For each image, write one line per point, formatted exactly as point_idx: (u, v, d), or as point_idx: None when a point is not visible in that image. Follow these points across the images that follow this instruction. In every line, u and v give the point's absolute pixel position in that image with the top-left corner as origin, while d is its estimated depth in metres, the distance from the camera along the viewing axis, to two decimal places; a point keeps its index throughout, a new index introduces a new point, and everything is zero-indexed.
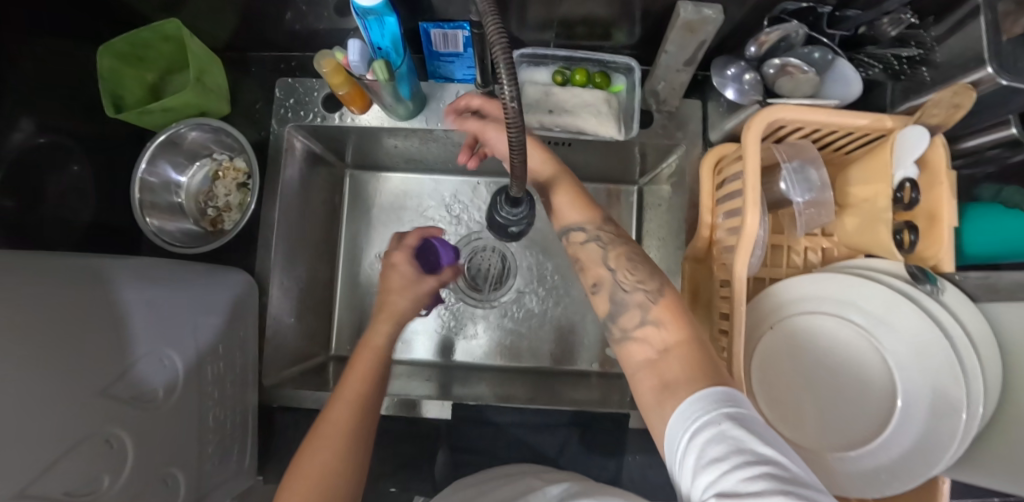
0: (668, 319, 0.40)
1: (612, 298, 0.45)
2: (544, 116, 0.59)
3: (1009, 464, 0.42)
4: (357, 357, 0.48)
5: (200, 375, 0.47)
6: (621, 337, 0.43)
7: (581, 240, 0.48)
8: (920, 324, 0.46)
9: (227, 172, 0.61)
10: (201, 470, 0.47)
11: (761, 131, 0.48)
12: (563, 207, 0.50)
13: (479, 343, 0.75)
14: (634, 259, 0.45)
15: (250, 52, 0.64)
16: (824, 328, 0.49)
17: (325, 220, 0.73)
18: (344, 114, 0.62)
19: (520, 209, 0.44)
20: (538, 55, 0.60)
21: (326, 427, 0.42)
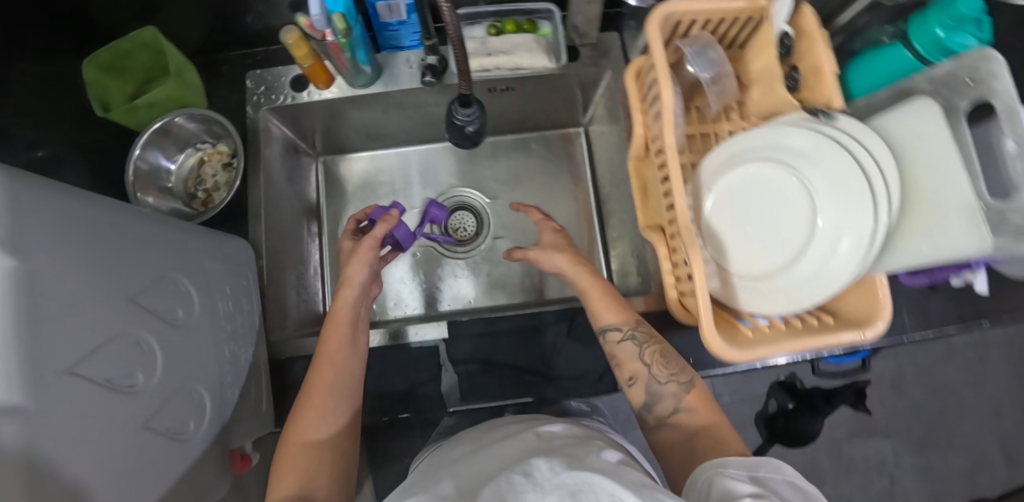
0: (698, 409, 0.52)
1: (647, 390, 0.54)
2: (483, 59, 0.68)
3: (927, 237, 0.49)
4: (331, 327, 0.56)
5: (211, 312, 0.52)
6: (657, 423, 0.53)
7: (619, 338, 0.57)
8: (834, 157, 0.53)
9: (212, 156, 0.68)
10: (222, 397, 0.52)
11: (659, 25, 0.55)
12: (605, 316, 0.58)
13: (465, 289, 0.81)
14: (667, 353, 0.55)
15: (218, 54, 0.72)
16: (754, 178, 0.57)
17: (306, 201, 0.80)
18: (311, 92, 0.70)
19: (472, 110, 0.53)
20: (472, 14, 0.68)
21: (312, 388, 0.52)
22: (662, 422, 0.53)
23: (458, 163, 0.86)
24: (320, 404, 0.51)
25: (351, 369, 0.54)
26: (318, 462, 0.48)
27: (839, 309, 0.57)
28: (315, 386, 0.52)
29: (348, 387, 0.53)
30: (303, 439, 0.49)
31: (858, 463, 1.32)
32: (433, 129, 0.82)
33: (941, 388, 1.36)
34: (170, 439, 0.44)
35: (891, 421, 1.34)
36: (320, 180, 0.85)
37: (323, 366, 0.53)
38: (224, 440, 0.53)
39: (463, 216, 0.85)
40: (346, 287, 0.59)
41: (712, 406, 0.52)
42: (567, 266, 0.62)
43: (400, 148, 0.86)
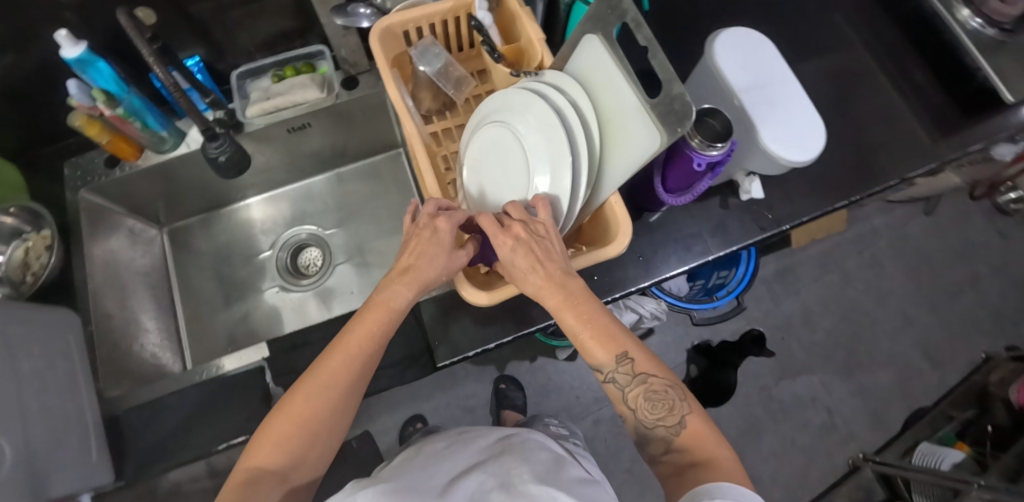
0: (692, 449, 0.47)
1: (636, 429, 0.51)
2: (264, 102, 0.74)
3: (623, 147, 0.54)
4: (367, 310, 0.50)
5: (14, 368, 0.56)
6: (652, 460, 0.51)
7: (602, 379, 0.52)
8: (533, 108, 0.57)
9: (35, 241, 0.71)
10: (29, 446, 0.55)
11: (378, 37, 0.62)
12: (587, 348, 0.51)
13: (312, 311, 0.89)
14: (652, 396, 0.50)
15: (37, 151, 0.80)
16: (488, 143, 0.61)
17: (151, 268, 0.86)
18: (123, 166, 0.77)
19: (219, 141, 0.63)
20: (254, 69, 0.78)
21: (330, 372, 0.48)
22: (654, 458, 0.50)
23: (294, 206, 0.94)
24: (324, 395, 0.47)
25: (363, 363, 0.49)
26: (312, 449, 0.47)
27: (595, 238, 0.63)
28: (328, 368, 0.48)
29: (350, 387, 0.49)
30: (303, 427, 0.46)
31: (790, 403, 1.36)
32: (262, 179, 0.89)
33: (850, 312, 1.42)
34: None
35: (811, 356, 1.39)
36: (166, 252, 0.90)
37: (334, 351, 0.48)
38: (38, 487, 0.56)
39: (312, 252, 0.92)
40: (399, 280, 0.50)
41: (712, 443, 0.47)
42: (536, 290, 0.52)
43: (267, 194, 0.94)
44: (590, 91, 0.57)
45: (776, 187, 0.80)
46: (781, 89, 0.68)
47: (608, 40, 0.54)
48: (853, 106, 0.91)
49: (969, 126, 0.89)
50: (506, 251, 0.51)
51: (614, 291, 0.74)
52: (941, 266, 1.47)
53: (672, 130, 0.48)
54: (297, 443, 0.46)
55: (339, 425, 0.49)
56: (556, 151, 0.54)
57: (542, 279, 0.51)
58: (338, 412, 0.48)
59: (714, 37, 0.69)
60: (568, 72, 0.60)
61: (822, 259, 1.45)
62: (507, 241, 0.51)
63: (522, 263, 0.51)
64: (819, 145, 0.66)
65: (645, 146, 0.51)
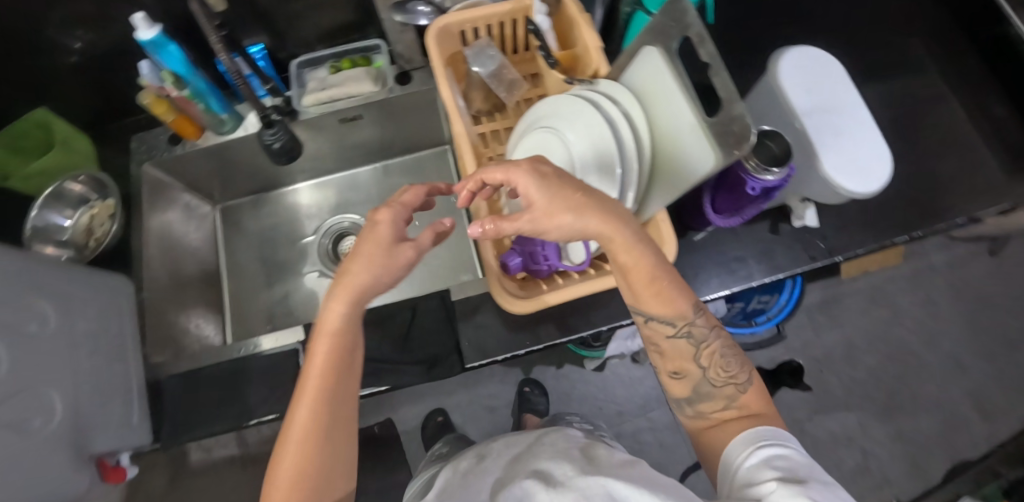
0: (752, 406, 0.50)
1: (692, 388, 0.52)
2: (320, 92, 0.76)
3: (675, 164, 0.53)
4: (313, 343, 0.48)
5: (70, 329, 0.60)
6: (701, 420, 0.52)
7: (671, 333, 0.51)
8: (586, 116, 0.56)
9: (100, 209, 0.76)
10: (78, 402, 0.58)
11: (435, 36, 0.62)
12: (654, 302, 0.50)
13: None
14: (726, 354, 0.52)
15: (108, 124, 0.84)
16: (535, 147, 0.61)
17: (201, 243, 0.89)
18: (184, 144, 0.81)
19: (274, 128, 0.65)
20: (313, 59, 0.80)
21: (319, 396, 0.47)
22: (703, 414, 0.52)
23: (339, 194, 0.96)
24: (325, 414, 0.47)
25: (330, 394, 0.47)
26: (334, 466, 0.47)
27: None
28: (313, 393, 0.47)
29: (323, 424, 0.47)
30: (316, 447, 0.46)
31: (823, 440, 1.29)
32: (310, 165, 0.91)
33: (897, 351, 1.35)
34: (11, 429, 0.51)
35: (851, 393, 1.32)
36: (216, 229, 0.94)
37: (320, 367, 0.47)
38: (83, 443, 0.58)
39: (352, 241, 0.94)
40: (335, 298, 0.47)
41: (762, 399, 0.50)
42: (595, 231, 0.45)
43: (306, 182, 0.96)
44: (644, 103, 0.56)
45: (831, 216, 0.76)
46: (847, 117, 0.64)
47: (668, 53, 0.52)
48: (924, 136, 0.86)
49: None
50: (540, 187, 0.44)
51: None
52: (1002, 311, 1.38)
53: (729, 152, 0.46)
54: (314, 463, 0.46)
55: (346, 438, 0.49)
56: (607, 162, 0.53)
57: (595, 213, 0.45)
58: (337, 427, 0.48)
59: (778, 57, 0.66)
60: (623, 82, 0.59)
61: (871, 292, 1.38)
62: (541, 175, 0.45)
63: (569, 188, 0.45)
64: (884, 179, 0.62)
65: (697, 166, 0.50)
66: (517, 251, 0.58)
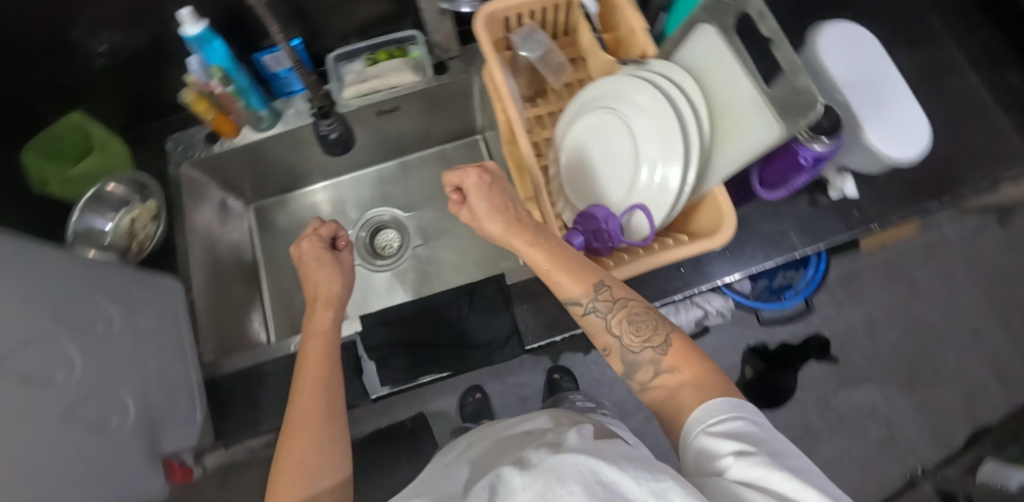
0: (680, 366, 0.46)
1: (623, 360, 0.50)
2: (360, 84, 0.76)
3: (737, 137, 0.53)
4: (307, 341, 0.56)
5: (134, 329, 0.59)
6: (641, 390, 0.49)
7: (582, 312, 0.51)
8: (638, 93, 0.57)
9: (141, 212, 0.74)
10: (148, 400, 0.58)
11: (484, 22, 0.63)
12: (562, 281, 0.52)
13: (384, 291, 0.89)
14: (635, 318, 0.49)
15: (142, 125, 0.84)
16: (591, 126, 0.62)
17: (238, 242, 0.89)
18: (223, 143, 0.80)
19: (330, 120, 0.67)
20: (349, 53, 0.79)
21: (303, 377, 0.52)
22: (645, 385, 0.48)
23: (371, 189, 0.96)
24: (310, 392, 0.50)
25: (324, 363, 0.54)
26: (322, 432, 0.48)
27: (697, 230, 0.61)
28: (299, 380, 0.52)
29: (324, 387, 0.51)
30: (305, 413, 0.48)
31: (848, 413, 1.32)
32: (343, 160, 0.91)
33: (916, 323, 1.38)
34: (90, 429, 0.50)
35: (872, 365, 1.35)
36: (251, 228, 0.94)
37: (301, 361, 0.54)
38: (154, 442, 0.58)
39: (389, 234, 0.94)
40: (318, 307, 0.59)
41: (692, 357, 0.47)
42: (504, 233, 0.53)
43: (334, 180, 0.96)
44: (703, 79, 0.57)
45: (868, 188, 0.78)
46: (887, 87, 0.65)
47: (724, 30, 0.53)
48: (949, 108, 0.88)
49: None
50: (475, 195, 0.54)
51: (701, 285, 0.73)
52: (1016, 280, 1.41)
53: (794, 122, 0.46)
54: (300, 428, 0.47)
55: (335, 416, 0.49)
56: (665, 137, 0.54)
57: (506, 220, 0.54)
58: (328, 402, 0.50)
59: (818, 31, 0.66)
60: (678, 61, 0.60)
61: (889, 266, 1.40)
62: (479, 178, 0.55)
63: (493, 204, 0.54)
64: (922, 146, 0.64)
65: (762, 136, 0.50)
66: (580, 231, 0.59)
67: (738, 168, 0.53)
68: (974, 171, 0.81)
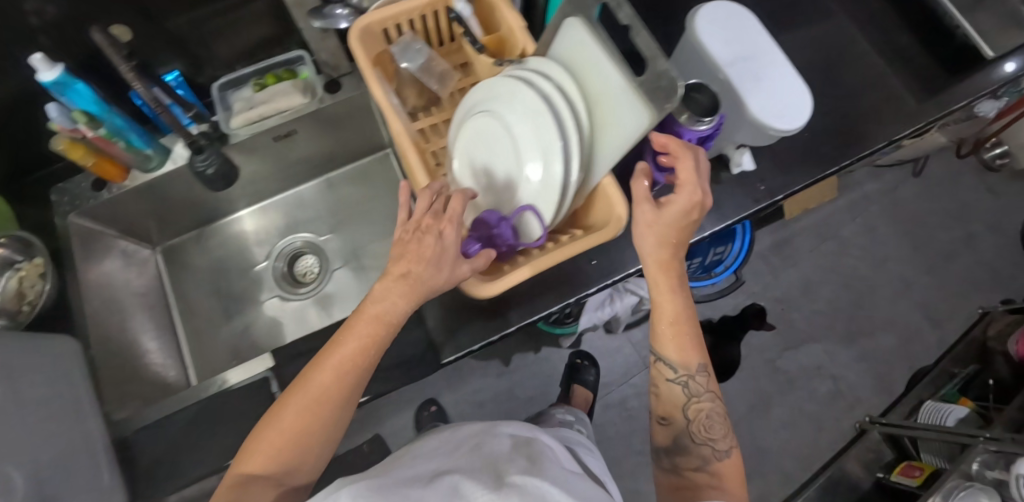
0: (723, 476, 0.57)
1: (675, 436, 0.61)
2: (250, 113, 0.73)
3: (614, 129, 0.51)
4: (359, 324, 0.50)
5: (17, 399, 0.55)
6: (676, 465, 0.60)
7: (670, 377, 0.60)
8: (516, 95, 0.55)
9: (27, 270, 0.68)
10: (40, 473, 0.54)
11: (359, 37, 0.61)
12: (670, 348, 0.60)
13: (305, 319, 0.88)
14: (710, 418, 0.60)
15: (23, 178, 0.79)
16: (477, 132, 0.60)
17: (146, 289, 0.85)
18: (110, 188, 0.76)
19: (205, 154, 0.70)
20: (235, 79, 0.76)
21: (324, 391, 0.49)
22: (677, 467, 0.60)
23: (282, 216, 0.93)
24: (317, 408, 0.48)
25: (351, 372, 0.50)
26: (302, 459, 0.49)
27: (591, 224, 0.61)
28: (324, 391, 0.49)
29: (340, 396, 0.49)
30: (304, 435, 0.48)
31: (795, 374, 1.37)
32: (251, 190, 0.88)
33: (849, 278, 1.44)
34: None
35: (813, 325, 1.40)
36: (159, 271, 0.90)
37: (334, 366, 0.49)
38: None
39: (308, 259, 0.91)
40: (391, 292, 0.49)
41: (735, 479, 0.57)
42: (654, 267, 0.58)
43: (260, 205, 0.93)
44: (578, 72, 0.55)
45: (767, 158, 0.80)
46: (766, 61, 0.66)
47: (589, 22, 0.52)
48: (838, 75, 0.93)
49: (954, 84, 0.92)
50: (675, 208, 0.55)
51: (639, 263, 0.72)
52: (934, 227, 1.49)
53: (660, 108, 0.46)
54: (287, 446, 0.48)
55: (330, 437, 0.50)
56: (545, 138, 0.52)
57: (660, 259, 0.57)
58: (333, 422, 0.50)
59: (694, 14, 0.67)
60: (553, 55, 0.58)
61: (817, 228, 1.46)
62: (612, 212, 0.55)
63: (669, 232, 0.56)
64: (805, 114, 0.65)
65: (634, 126, 0.49)
66: (474, 239, 0.58)
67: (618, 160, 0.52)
68: None
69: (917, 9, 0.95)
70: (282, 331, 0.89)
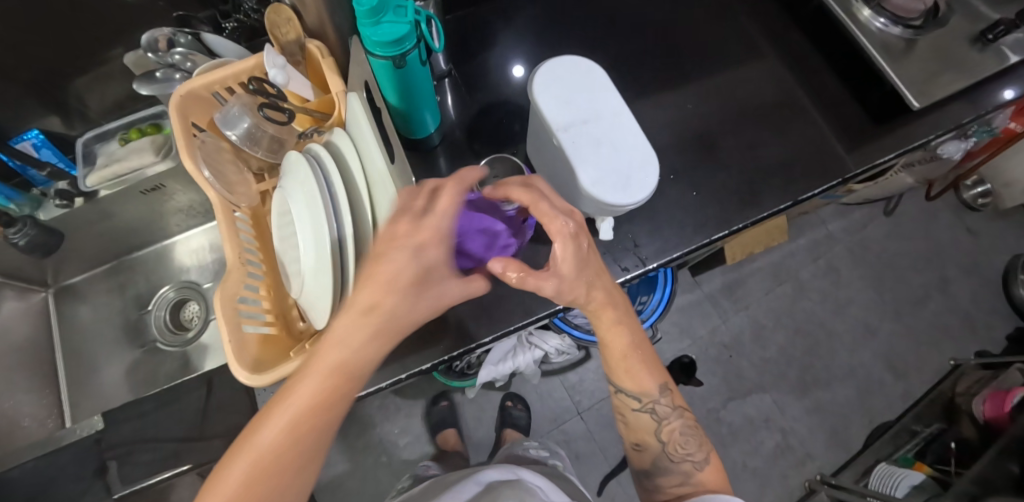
0: (709, 486, 0.54)
1: (654, 460, 0.57)
2: (106, 170, 0.74)
3: (386, 217, 0.47)
4: (314, 364, 0.39)
5: None
6: (660, 488, 0.57)
7: (637, 406, 0.57)
8: (299, 172, 0.51)
9: None
10: None
11: (179, 103, 0.59)
12: (630, 378, 0.57)
13: (176, 371, 0.86)
14: (685, 433, 0.57)
15: None
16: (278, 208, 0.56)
17: (31, 332, 0.84)
18: None
19: (17, 228, 0.72)
20: (102, 134, 0.78)
21: (274, 466, 0.36)
22: (662, 488, 0.57)
23: (176, 260, 0.92)
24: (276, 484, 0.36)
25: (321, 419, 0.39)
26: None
27: None
28: (274, 466, 0.36)
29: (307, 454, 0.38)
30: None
31: (740, 426, 1.29)
32: (136, 239, 0.88)
33: (806, 324, 1.35)
34: None
35: (764, 374, 1.32)
36: (50, 313, 0.88)
37: (288, 434, 0.37)
38: None
39: (192, 306, 0.90)
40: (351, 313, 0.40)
41: (720, 483, 0.55)
42: (595, 310, 0.53)
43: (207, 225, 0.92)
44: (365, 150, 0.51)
45: (644, 221, 0.75)
46: (611, 123, 0.59)
47: (361, 100, 0.47)
48: (751, 122, 0.84)
49: (880, 136, 0.83)
50: (570, 255, 0.48)
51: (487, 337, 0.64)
52: (903, 271, 1.39)
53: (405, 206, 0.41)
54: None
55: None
56: (317, 222, 0.49)
57: (599, 297, 0.52)
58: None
59: (535, 72, 0.61)
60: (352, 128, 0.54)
61: (774, 269, 1.38)
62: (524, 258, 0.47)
63: (586, 275, 0.50)
64: (649, 184, 0.57)
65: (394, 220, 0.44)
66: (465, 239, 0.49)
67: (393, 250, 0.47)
68: (770, 190, 0.79)
69: (843, 54, 0.88)
70: (160, 379, 0.86)
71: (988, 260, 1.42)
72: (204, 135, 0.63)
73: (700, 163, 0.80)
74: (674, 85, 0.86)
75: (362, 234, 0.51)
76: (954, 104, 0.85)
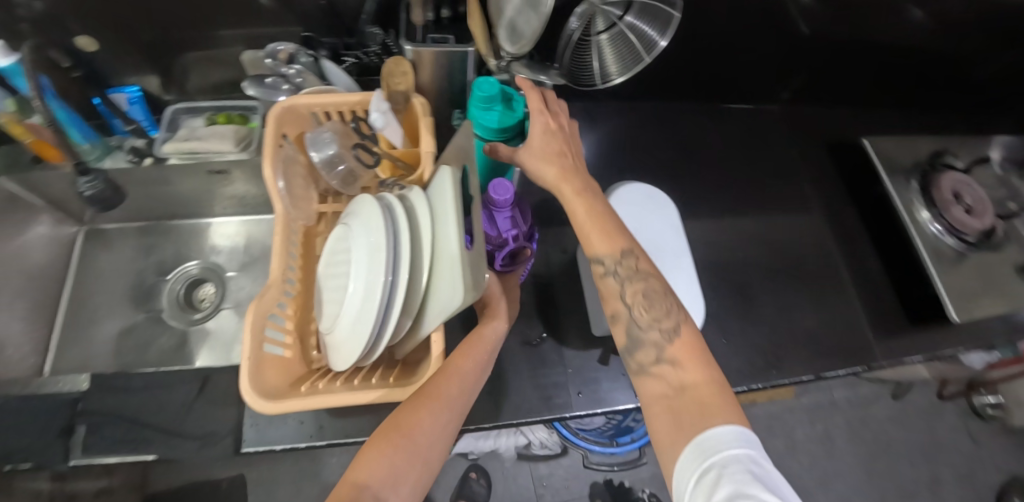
0: (685, 363, 0.45)
1: (626, 332, 0.48)
2: (182, 143, 0.76)
3: (439, 291, 0.48)
4: (471, 344, 0.53)
5: None
6: (636, 372, 0.47)
7: (601, 272, 0.49)
8: (371, 216, 0.53)
9: None
10: None
11: (280, 113, 0.60)
12: (591, 238, 0.50)
13: (168, 346, 0.85)
14: (650, 294, 0.48)
15: None
16: (339, 236, 0.57)
17: (53, 263, 0.85)
18: (45, 167, 0.75)
19: (90, 178, 0.71)
20: (192, 108, 0.81)
21: (436, 394, 0.47)
22: (641, 369, 0.46)
23: (206, 240, 0.93)
24: (432, 416, 0.46)
25: (468, 384, 0.50)
26: (416, 471, 0.43)
27: (405, 365, 0.57)
28: (435, 391, 0.47)
29: (458, 405, 0.48)
30: (409, 438, 0.44)
31: None
32: (182, 209, 0.90)
33: None
34: None
35: None
36: (75, 249, 0.89)
37: (448, 375, 0.49)
38: None
39: (208, 288, 0.90)
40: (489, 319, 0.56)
41: (702, 358, 0.45)
42: (553, 177, 0.51)
43: (241, 217, 0.94)
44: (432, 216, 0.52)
45: None
46: (669, 262, 0.61)
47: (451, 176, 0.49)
48: (791, 283, 0.85)
49: (914, 334, 0.83)
50: (539, 133, 0.52)
51: (486, 422, 0.63)
52: (897, 459, 1.36)
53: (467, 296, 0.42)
54: (400, 454, 0.43)
55: (436, 454, 0.46)
56: (373, 275, 0.50)
57: (563, 166, 0.51)
58: (442, 430, 0.46)
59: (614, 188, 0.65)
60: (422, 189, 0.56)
61: (768, 419, 1.37)
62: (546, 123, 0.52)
63: (549, 148, 0.51)
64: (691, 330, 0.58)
65: (450, 299, 0.45)
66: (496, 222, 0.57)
67: (435, 323, 0.48)
68: (795, 355, 0.79)
69: (894, 246, 0.90)
70: (148, 349, 0.84)
71: (985, 475, 1.38)
72: (289, 145, 0.64)
73: (734, 308, 0.81)
74: (729, 223, 0.88)
75: (410, 298, 0.51)
76: (991, 322, 0.85)
